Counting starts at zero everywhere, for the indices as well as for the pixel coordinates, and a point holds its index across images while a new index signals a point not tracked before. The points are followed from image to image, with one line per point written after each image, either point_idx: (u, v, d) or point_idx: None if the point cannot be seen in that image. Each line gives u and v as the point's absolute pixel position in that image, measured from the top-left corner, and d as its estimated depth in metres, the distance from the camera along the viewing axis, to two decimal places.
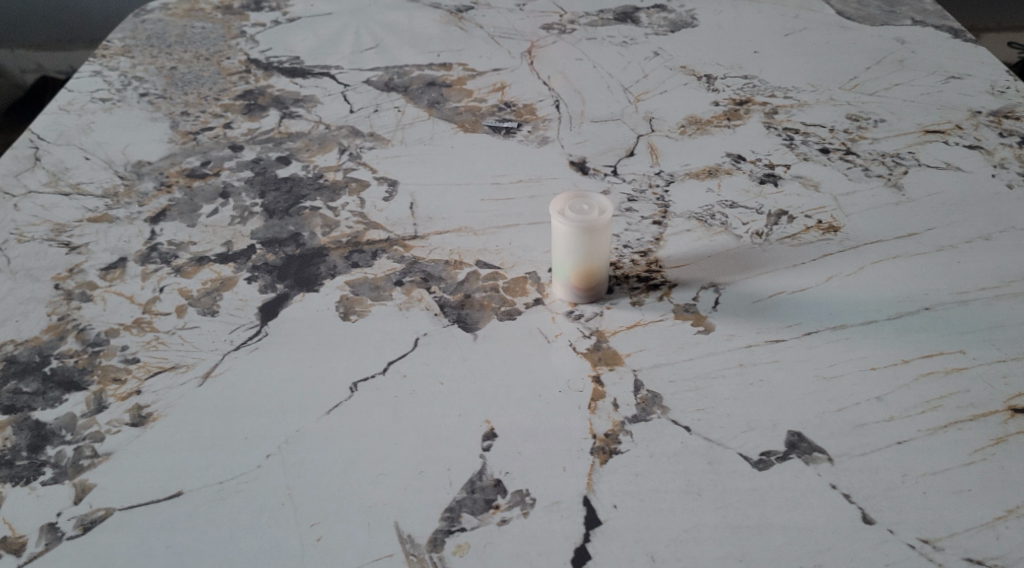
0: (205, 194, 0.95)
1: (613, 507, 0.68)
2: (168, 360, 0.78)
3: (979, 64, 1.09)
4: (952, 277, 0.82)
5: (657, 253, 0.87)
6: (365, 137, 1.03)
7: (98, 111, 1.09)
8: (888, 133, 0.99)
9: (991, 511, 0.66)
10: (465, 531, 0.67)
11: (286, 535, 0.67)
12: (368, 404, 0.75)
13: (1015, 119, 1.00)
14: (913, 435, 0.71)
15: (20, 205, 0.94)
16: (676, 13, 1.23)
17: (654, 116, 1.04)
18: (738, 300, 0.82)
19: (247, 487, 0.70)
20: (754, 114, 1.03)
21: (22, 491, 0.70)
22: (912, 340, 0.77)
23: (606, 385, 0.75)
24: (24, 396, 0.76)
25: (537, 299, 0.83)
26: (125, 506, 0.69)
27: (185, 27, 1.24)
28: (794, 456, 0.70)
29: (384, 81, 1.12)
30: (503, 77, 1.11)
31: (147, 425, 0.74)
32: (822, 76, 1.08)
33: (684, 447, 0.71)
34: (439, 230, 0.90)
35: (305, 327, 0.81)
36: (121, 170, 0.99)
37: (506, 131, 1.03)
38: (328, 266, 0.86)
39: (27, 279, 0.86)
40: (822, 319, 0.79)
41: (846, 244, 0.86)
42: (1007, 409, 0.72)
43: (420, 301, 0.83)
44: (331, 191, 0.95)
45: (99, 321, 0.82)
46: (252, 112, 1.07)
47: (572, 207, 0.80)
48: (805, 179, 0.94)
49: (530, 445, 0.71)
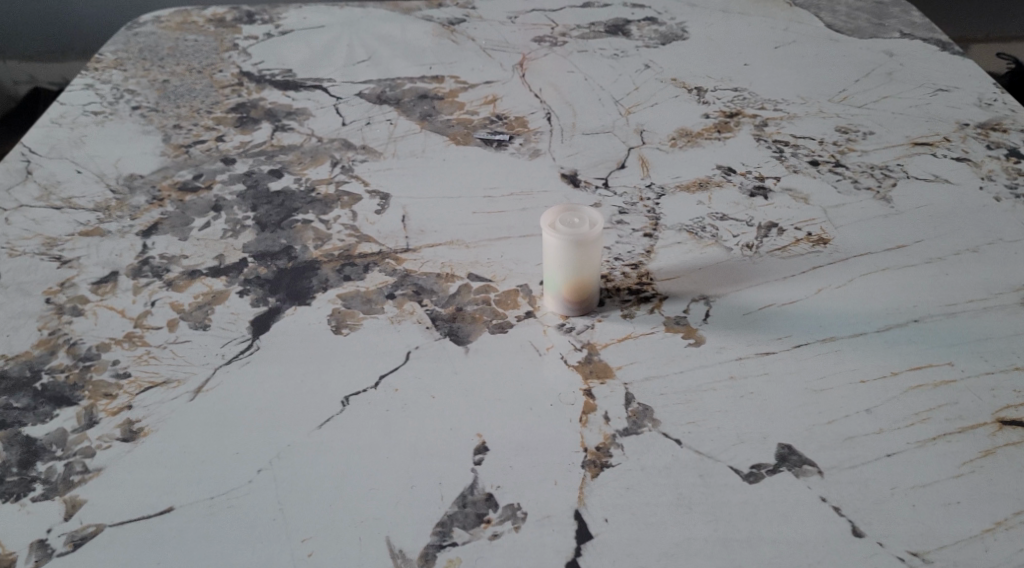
0: (197, 208, 0.95)
1: (604, 520, 0.68)
2: (159, 375, 0.78)
3: (967, 77, 1.10)
4: (940, 288, 0.83)
5: (647, 265, 0.87)
6: (357, 150, 1.03)
7: (90, 124, 1.09)
8: (877, 145, 1.00)
9: (979, 523, 0.66)
10: (457, 545, 0.67)
11: (277, 550, 0.67)
12: (359, 418, 0.75)
13: (1002, 132, 1.01)
14: (902, 447, 0.71)
15: (12, 219, 0.94)
16: (667, 26, 1.23)
17: (645, 129, 1.04)
18: (728, 312, 0.82)
19: (237, 502, 0.70)
20: (743, 127, 1.04)
21: (12, 507, 0.70)
22: (902, 352, 0.77)
23: (597, 398, 0.76)
24: (15, 411, 0.76)
25: (528, 312, 0.83)
26: (116, 522, 0.69)
27: (177, 40, 1.24)
28: (784, 469, 0.70)
29: (376, 94, 1.12)
30: (494, 90, 1.12)
31: (138, 440, 0.74)
32: (812, 89, 1.09)
33: (675, 460, 0.71)
34: (431, 243, 0.90)
35: (296, 341, 0.81)
36: (113, 183, 0.99)
37: (498, 143, 1.03)
38: (320, 279, 0.87)
39: (18, 293, 0.86)
40: (812, 332, 0.80)
41: (836, 256, 0.87)
42: (995, 421, 0.72)
43: (412, 314, 0.83)
44: (323, 204, 0.95)
45: (90, 336, 0.82)
46: (245, 124, 1.07)
47: (562, 221, 0.80)
48: (795, 191, 0.94)
49: (521, 458, 0.72)
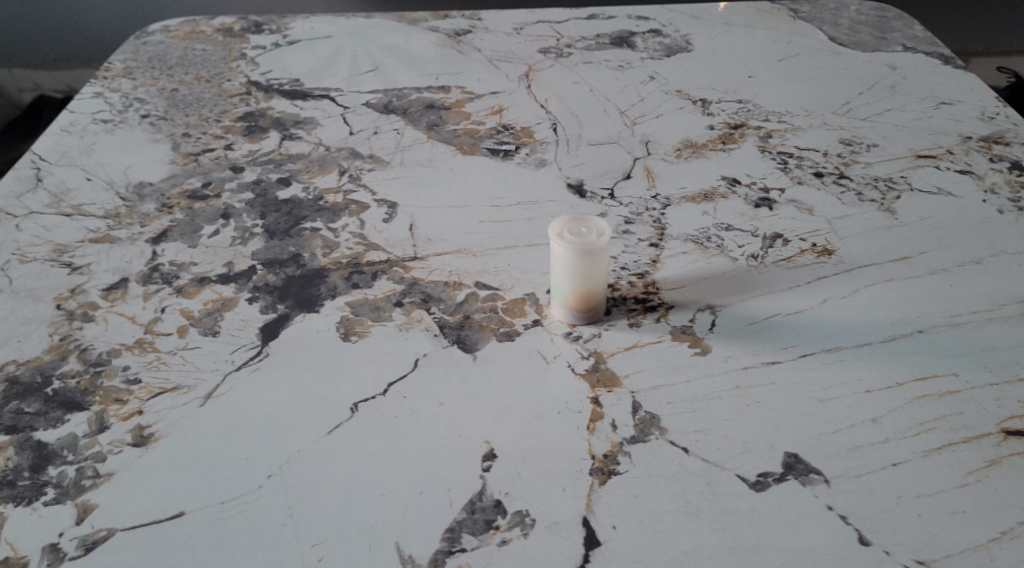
0: (206, 215, 0.96)
1: (612, 527, 0.68)
2: (169, 381, 0.79)
3: (969, 91, 1.11)
4: (944, 299, 0.84)
5: (654, 275, 0.88)
6: (365, 159, 1.04)
7: (99, 132, 1.09)
8: (881, 157, 1.01)
9: (985, 532, 0.67)
10: (465, 551, 0.68)
11: (287, 555, 0.67)
12: (368, 425, 0.75)
13: (1004, 145, 1.01)
14: (908, 456, 0.71)
15: (22, 226, 0.95)
16: (671, 38, 1.24)
17: (650, 139, 1.05)
18: (734, 322, 0.83)
19: (247, 507, 0.70)
20: (748, 138, 1.05)
21: (24, 511, 0.70)
22: (907, 363, 0.78)
23: (604, 406, 0.76)
24: (26, 416, 0.76)
25: (535, 320, 0.84)
26: (127, 527, 0.69)
27: (185, 49, 1.25)
28: (791, 477, 0.71)
29: (383, 104, 1.13)
30: (501, 100, 1.13)
31: (149, 445, 0.74)
32: (816, 101, 1.10)
33: (682, 468, 0.72)
34: (439, 251, 0.91)
35: (305, 348, 0.81)
36: (123, 191, 1.00)
37: (504, 153, 1.04)
38: (329, 286, 0.87)
39: (29, 299, 0.86)
40: (817, 341, 0.80)
41: (840, 267, 0.87)
42: (1000, 431, 0.73)
43: (420, 322, 0.84)
44: (331, 213, 0.96)
45: (101, 342, 0.82)
46: (253, 133, 1.08)
47: (570, 230, 0.81)
48: (800, 202, 0.95)
49: (529, 466, 0.72)
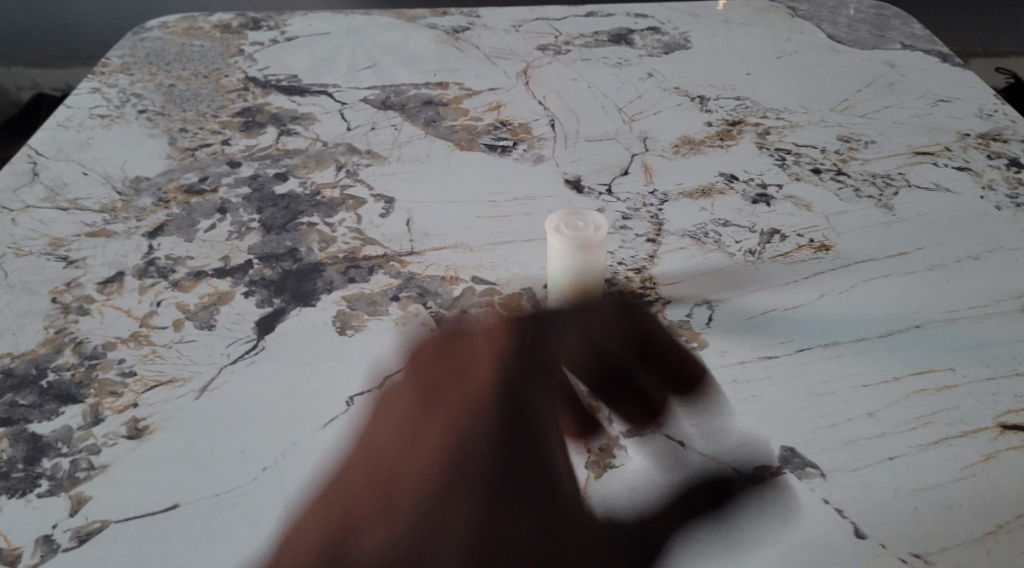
0: (203, 210, 0.96)
1: (608, 520, 0.68)
2: (164, 374, 0.79)
3: (967, 88, 1.11)
4: (942, 295, 0.83)
5: (651, 270, 0.88)
6: (362, 154, 1.03)
7: (96, 127, 1.09)
8: (879, 154, 1.01)
9: (981, 526, 0.67)
10: (460, 544, 0.68)
11: (283, 548, 0.67)
12: (364, 418, 0.75)
13: (1002, 142, 1.01)
14: (904, 451, 0.71)
15: (18, 219, 0.95)
16: (670, 36, 1.24)
17: (648, 136, 1.05)
18: (732, 317, 0.82)
19: (242, 500, 0.70)
20: (746, 135, 1.04)
21: (17, 503, 0.70)
22: (904, 358, 0.78)
23: (600, 400, 0.76)
24: (20, 408, 0.76)
25: (531, 315, 0.83)
26: (122, 519, 0.69)
27: (183, 46, 1.25)
28: (788, 471, 0.70)
29: (381, 100, 1.13)
30: (498, 97, 1.13)
31: (143, 437, 0.74)
32: (814, 98, 1.10)
33: (678, 461, 0.72)
34: (436, 246, 0.91)
35: (301, 341, 0.81)
36: (120, 185, 1.00)
37: (501, 149, 1.04)
38: (325, 281, 0.87)
39: (24, 292, 0.86)
40: (814, 336, 0.80)
41: (838, 263, 0.87)
42: (997, 426, 0.73)
43: (416, 316, 0.84)
44: (328, 207, 0.96)
45: (96, 335, 0.82)
46: (251, 129, 1.08)
47: (567, 224, 0.80)
48: (797, 198, 0.95)
49: (525, 459, 0.72)
